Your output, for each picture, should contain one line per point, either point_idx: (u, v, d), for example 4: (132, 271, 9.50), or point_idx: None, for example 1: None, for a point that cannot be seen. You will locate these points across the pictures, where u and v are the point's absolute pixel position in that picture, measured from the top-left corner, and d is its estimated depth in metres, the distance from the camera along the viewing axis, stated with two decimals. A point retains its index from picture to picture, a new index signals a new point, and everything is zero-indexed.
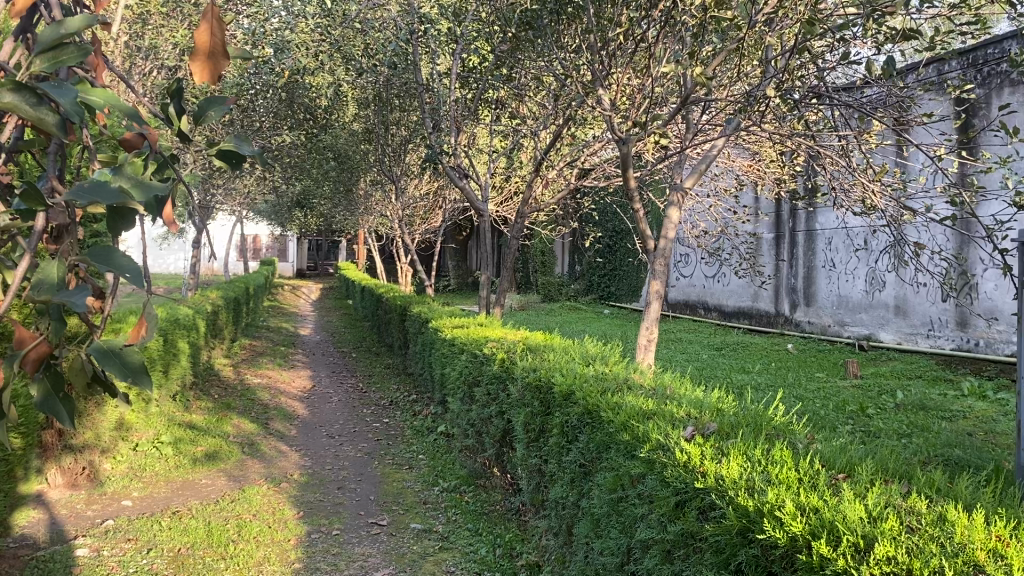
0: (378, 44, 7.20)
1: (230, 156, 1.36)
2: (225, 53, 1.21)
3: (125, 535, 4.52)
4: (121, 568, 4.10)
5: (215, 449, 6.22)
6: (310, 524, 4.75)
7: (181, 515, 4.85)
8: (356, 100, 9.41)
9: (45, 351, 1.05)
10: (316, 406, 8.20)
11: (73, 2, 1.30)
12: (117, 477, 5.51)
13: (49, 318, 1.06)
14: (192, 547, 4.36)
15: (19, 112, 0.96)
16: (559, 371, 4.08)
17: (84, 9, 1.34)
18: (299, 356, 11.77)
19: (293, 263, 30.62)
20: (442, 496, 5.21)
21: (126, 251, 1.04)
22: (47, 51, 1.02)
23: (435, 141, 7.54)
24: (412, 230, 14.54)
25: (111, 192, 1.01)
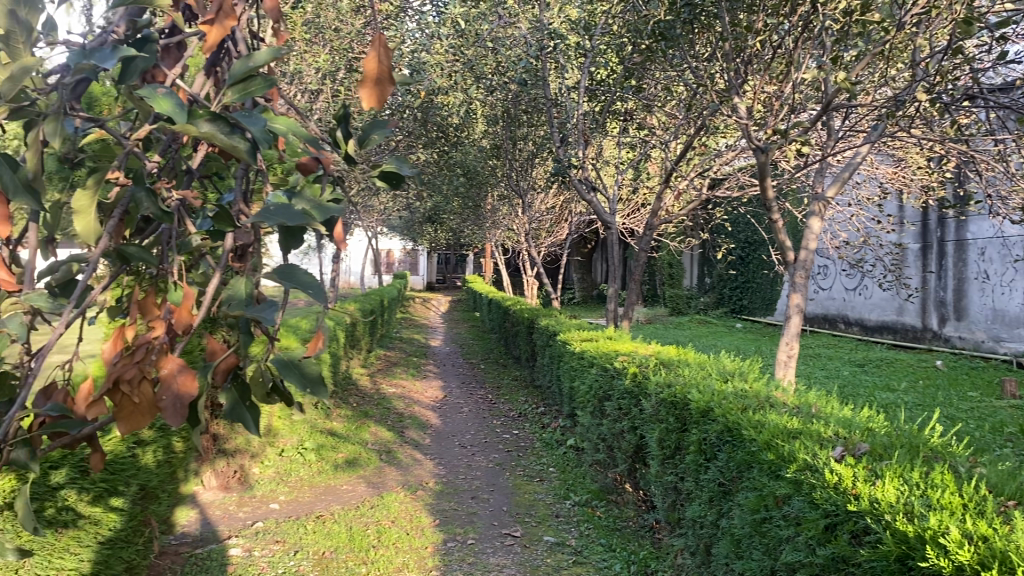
0: (509, 61, 7.31)
1: (392, 177, 1.40)
2: (391, 78, 1.25)
3: (274, 537, 4.75)
4: (270, 568, 4.31)
5: (354, 456, 6.46)
6: (446, 532, 4.84)
7: (325, 519, 5.05)
8: (486, 117, 9.58)
9: (233, 362, 1.12)
10: (448, 417, 8.38)
11: (254, 34, 1.38)
12: (265, 480, 5.81)
13: (239, 331, 1.14)
14: (336, 551, 4.53)
15: (216, 141, 1.04)
16: (695, 387, 4.00)
17: (262, 40, 1.41)
18: (431, 366, 12.06)
19: (423, 277, 31.38)
20: (575, 510, 5.20)
21: (308, 269, 1.09)
22: (237, 83, 1.09)
23: (564, 155, 7.58)
24: (539, 243, 14.64)
25: (294, 214, 1.07)
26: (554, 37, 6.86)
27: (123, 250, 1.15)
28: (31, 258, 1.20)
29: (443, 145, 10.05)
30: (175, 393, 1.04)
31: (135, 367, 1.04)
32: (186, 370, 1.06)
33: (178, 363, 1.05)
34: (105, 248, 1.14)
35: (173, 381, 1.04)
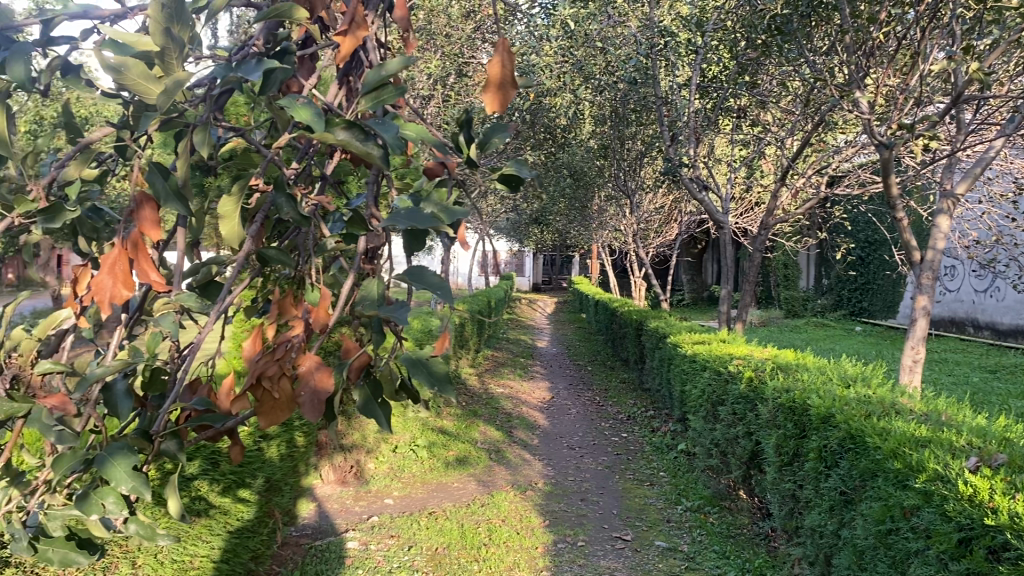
0: (619, 60, 7.28)
1: (512, 181, 1.41)
2: (514, 83, 1.26)
3: (389, 532, 4.87)
4: (386, 562, 4.43)
5: (465, 454, 6.55)
6: (556, 533, 4.86)
7: (437, 515, 5.15)
8: (594, 116, 9.56)
9: (366, 360, 1.17)
10: (557, 418, 8.39)
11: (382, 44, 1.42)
12: (379, 476, 5.97)
13: (372, 331, 1.18)
14: (448, 547, 4.62)
15: (351, 148, 1.08)
16: (815, 393, 3.86)
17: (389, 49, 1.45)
18: (538, 367, 12.12)
19: (531, 278, 31.49)
20: (687, 515, 5.12)
21: (436, 270, 1.12)
22: (370, 92, 1.13)
23: (674, 154, 7.47)
24: (648, 243, 14.48)
25: (424, 218, 1.10)
26: (664, 34, 6.77)
27: (263, 252, 1.21)
28: (179, 261, 1.28)
29: (551, 146, 10.08)
30: (314, 388, 1.08)
31: (276, 363, 1.10)
32: (323, 366, 1.11)
33: (315, 359, 1.10)
34: (248, 252, 1.21)
35: (311, 376, 1.09)
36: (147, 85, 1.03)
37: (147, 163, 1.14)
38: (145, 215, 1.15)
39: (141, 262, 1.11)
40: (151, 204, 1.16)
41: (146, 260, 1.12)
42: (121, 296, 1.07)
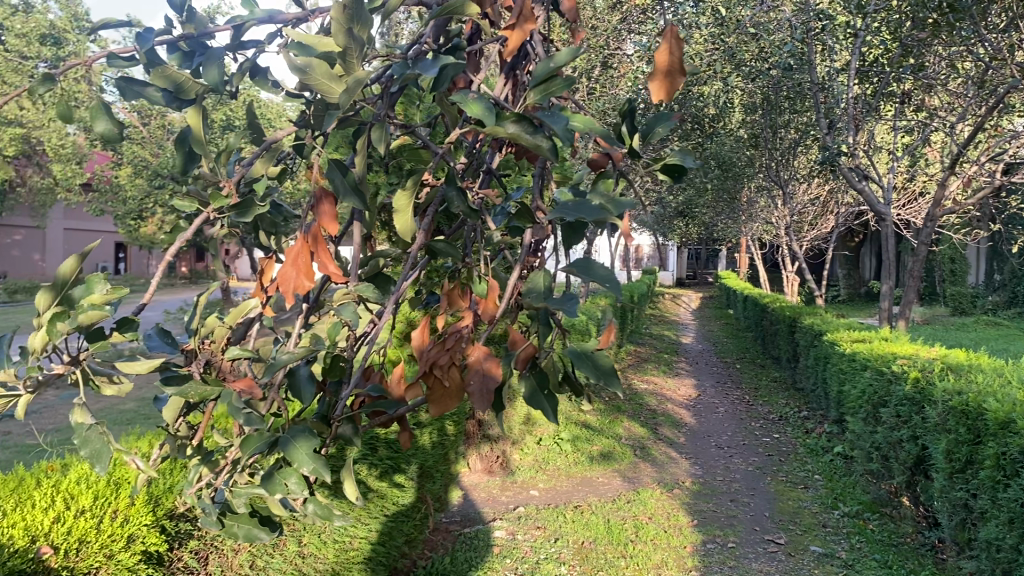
0: (773, 47, 7.04)
1: (675, 171, 1.36)
2: (682, 71, 1.22)
3: (536, 523, 4.93)
4: (533, 553, 4.49)
5: (610, 449, 6.53)
6: (705, 533, 4.75)
7: (582, 509, 5.16)
8: (744, 105, 9.29)
9: (532, 352, 1.16)
10: (703, 416, 8.21)
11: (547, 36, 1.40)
12: (525, 468, 6.03)
13: (539, 323, 1.18)
14: (594, 542, 4.62)
15: (521, 141, 1.07)
16: (993, 396, 3.60)
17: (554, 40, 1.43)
18: (683, 364, 11.91)
19: (675, 272, 30.97)
20: (844, 521, 4.90)
21: (604, 263, 1.10)
22: (539, 84, 1.13)
23: (831, 142, 7.14)
24: (800, 236, 13.91)
25: (593, 209, 1.09)
26: (821, 18, 6.50)
27: (432, 245, 1.25)
28: (353, 253, 1.33)
29: (698, 137, 9.85)
30: (483, 377, 1.09)
31: (447, 353, 1.12)
32: (491, 356, 1.12)
33: (484, 350, 1.11)
34: (418, 244, 1.24)
35: (481, 366, 1.10)
36: (329, 84, 1.08)
37: (326, 161, 1.19)
38: (324, 210, 1.20)
39: (321, 254, 1.15)
40: (330, 199, 1.20)
41: (326, 253, 1.16)
42: (303, 286, 1.12)
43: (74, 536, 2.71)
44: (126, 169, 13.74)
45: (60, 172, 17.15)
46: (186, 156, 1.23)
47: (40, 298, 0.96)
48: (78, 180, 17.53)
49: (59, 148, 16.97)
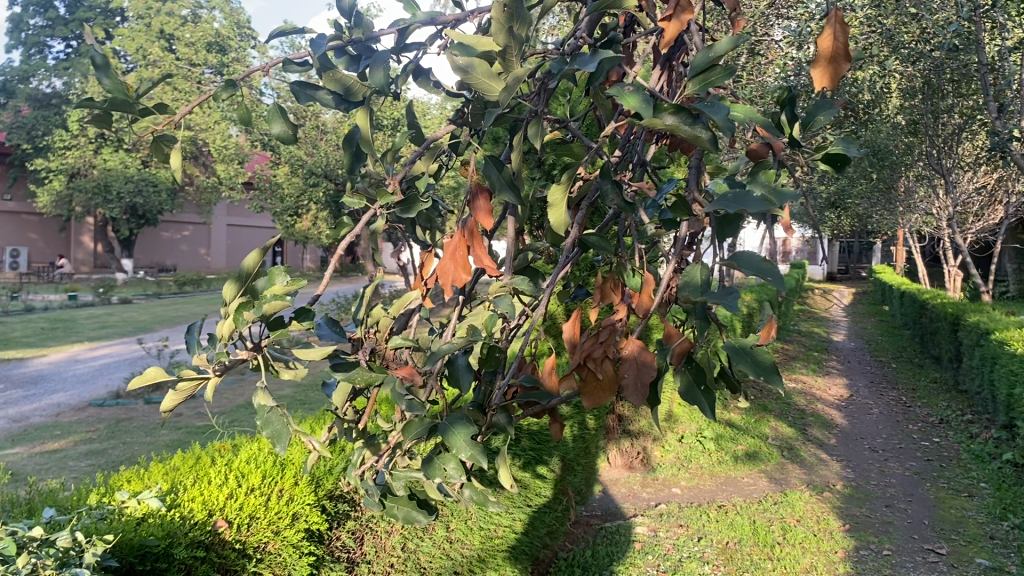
0: (935, 27, 6.62)
1: (837, 160, 1.30)
2: (847, 56, 1.15)
3: (678, 521, 4.86)
4: (676, 551, 4.44)
5: (755, 449, 6.36)
6: (858, 539, 4.55)
7: (727, 509, 5.05)
8: (902, 90, 8.79)
9: (688, 346, 1.14)
10: (856, 417, 7.85)
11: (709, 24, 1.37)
12: (667, 465, 5.96)
13: (695, 316, 1.16)
14: (740, 543, 4.51)
15: (679, 132, 1.06)
16: None
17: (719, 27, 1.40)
18: (833, 363, 11.41)
19: (825, 266, 29.61)
20: (1014, 534, 4.56)
21: (764, 255, 1.06)
22: (698, 74, 1.12)
23: (1002, 126, 6.65)
24: (964, 228, 13.00)
25: (754, 201, 1.06)
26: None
27: (585, 238, 1.26)
28: (507, 248, 1.36)
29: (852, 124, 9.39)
30: (639, 370, 1.10)
31: (600, 346, 1.13)
32: (646, 349, 1.12)
33: (638, 344, 1.11)
34: (572, 237, 1.26)
35: (636, 359, 1.11)
36: (489, 82, 1.11)
37: (484, 157, 1.22)
38: (480, 205, 1.24)
39: (476, 248, 1.19)
40: (485, 194, 1.24)
41: (481, 247, 1.19)
42: (460, 279, 1.15)
43: (245, 512, 2.88)
44: (284, 168, 14.52)
45: (224, 171, 18.27)
46: (352, 155, 1.32)
47: (227, 289, 1.05)
48: (241, 179, 18.69)
49: (223, 149, 18.13)
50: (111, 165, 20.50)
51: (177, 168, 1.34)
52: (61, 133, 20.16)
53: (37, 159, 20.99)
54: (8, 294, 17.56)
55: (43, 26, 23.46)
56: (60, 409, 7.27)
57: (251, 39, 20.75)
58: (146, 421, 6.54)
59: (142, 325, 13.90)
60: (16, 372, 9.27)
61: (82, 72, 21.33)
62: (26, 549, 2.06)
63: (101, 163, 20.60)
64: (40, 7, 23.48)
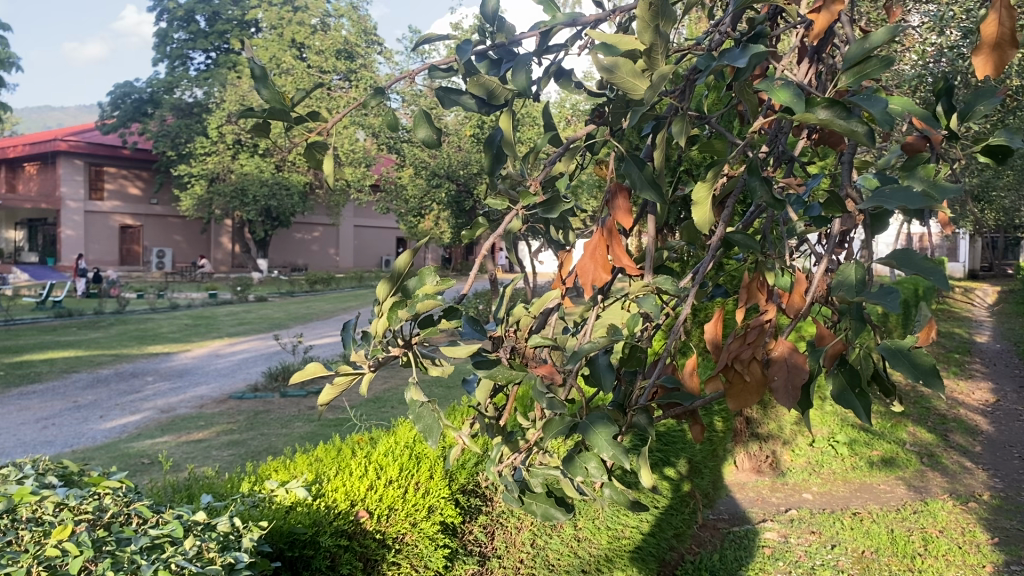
0: None
1: (998, 152, 1.22)
2: (1014, 43, 1.07)
3: (810, 527, 4.70)
4: (808, 558, 4.30)
5: (892, 455, 6.07)
6: (1008, 554, 4.27)
7: (862, 516, 4.85)
8: None
9: (841, 348, 1.11)
10: (1004, 424, 7.37)
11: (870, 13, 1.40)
12: (797, 469, 5.76)
13: (851, 318, 1.11)
14: (877, 552, 4.33)
15: (833, 127, 1.02)
16: None
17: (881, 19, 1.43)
18: (978, 365, 10.73)
19: (966, 263, 27.88)
20: None
21: (926, 253, 1.02)
22: (852, 67, 1.08)
23: None
24: None
25: (915, 197, 1.01)
26: None
27: (730, 237, 1.24)
28: (648, 247, 1.35)
29: None
30: (790, 372, 1.08)
31: (747, 347, 1.11)
32: (797, 351, 1.10)
33: (789, 346, 1.09)
34: (717, 236, 1.24)
35: (787, 361, 1.09)
36: (635, 81, 1.11)
37: (626, 157, 1.22)
38: (619, 204, 1.24)
39: (616, 247, 1.19)
40: (625, 192, 1.24)
41: (620, 246, 1.19)
42: (600, 280, 1.16)
43: (385, 503, 2.98)
44: (409, 169, 14.85)
45: (351, 174, 18.88)
46: (493, 157, 1.35)
47: (381, 289, 1.11)
48: (368, 181, 19.25)
49: (351, 153, 18.74)
50: (247, 169, 21.48)
51: (330, 173, 1.41)
52: (202, 140, 21.32)
53: (181, 165, 22.33)
54: (155, 292, 18.73)
55: (186, 39, 24.85)
56: (203, 401, 7.70)
57: (378, 44, 21.30)
58: (282, 413, 6.85)
59: (277, 321, 14.53)
60: (164, 366, 9.87)
61: (222, 82, 22.43)
62: (193, 532, 2.20)
63: (238, 168, 21.61)
64: (183, 21, 24.84)
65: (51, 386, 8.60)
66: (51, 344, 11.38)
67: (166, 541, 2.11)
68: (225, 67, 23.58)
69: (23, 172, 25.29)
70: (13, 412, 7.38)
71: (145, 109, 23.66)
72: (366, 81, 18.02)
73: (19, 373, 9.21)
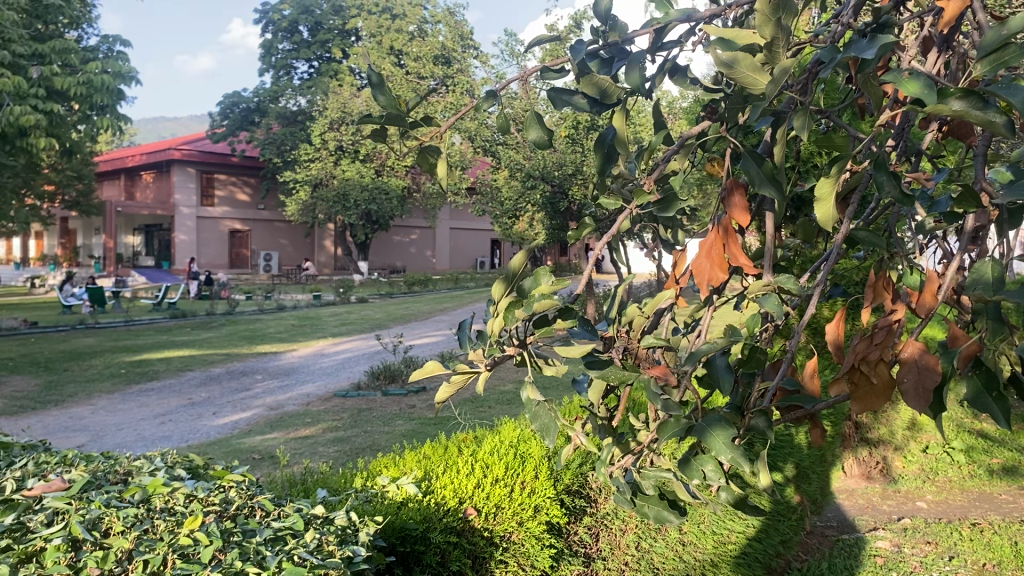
0: None
1: None
2: None
3: (925, 537, 4.50)
4: (923, 569, 4.12)
5: (1016, 462, 5.70)
6: None
7: (982, 527, 4.61)
8: None
9: (976, 349, 1.06)
10: None
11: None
12: (910, 476, 5.51)
13: (987, 317, 1.06)
14: (999, 565, 4.11)
15: (968, 118, 0.97)
16: None
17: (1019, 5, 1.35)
18: None
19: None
20: None
21: None
22: (989, 55, 1.02)
23: None
24: None
25: None
26: None
27: (853, 235, 1.21)
28: (766, 248, 1.32)
29: None
30: (921, 374, 1.04)
31: (875, 348, 1.08)
32: (928, 351, 1.06)
33: (919, 346, 1.05)
34: (842, 233, 1.21)
35: (917, 362, 1.05)
36: (756, 76, 1.09)
37: (742, 155, 1.19)
38: (736, 200, 1.21)
39: (733, 246, 1.17)
40: (742, 189, 1.22)
41: (737, 244, 1.17)
42: (717, 278, 1.14)
43: (492, 501, 3.04)
44: (505, 172, 14.95)
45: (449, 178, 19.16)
46: (604, 157, 1.33)
47: (496, 289, 1.13)
48: (465, 185, 19.50)
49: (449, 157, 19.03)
50: (349, 175, 22.06)
51: (444, 178, 1.44)
52: (307, 147, 22.02)
53: (287, 172, 23.13)
54: (263, 295, 19.48)
55: (290, 49, 25.66)
56: (310, 398, 7.96)
57: (474, 49, 21.53)
58: (384, 411, 7.01)
59: (377, 322, 14.88)
60: (271, 365, 10.23)
61: (324, 90, 23.11)
62: (313, 525, 2.27)
63: (340, 174, 22.22)
64: (287, 32, 25.73)
65: (168, 383, 9.04)
66: (167, 343, 11.97)
67: (288, 534, 2.19)
68: (327, 75, 24.26)
69: (140, 181, 26.68)
70: (134, 407, 7.78)
71: (252, 118, 24.50)
72: (463, 85, 18.25)
73: (139, 371, 9.71)
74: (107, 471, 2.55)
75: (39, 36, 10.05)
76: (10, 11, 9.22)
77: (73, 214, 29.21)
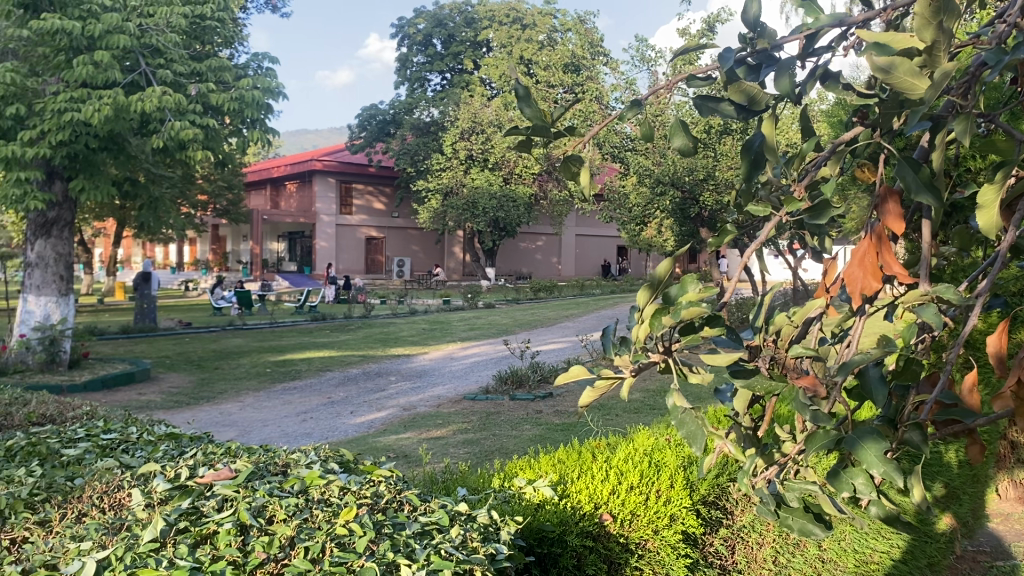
0: None
1: None
2: None
3: None
4: None
5: None
6: None
7: None
8: None
9: None
10: None
11: None
12: None
13: None
14: None
15: None
16: None
17: None
18: None
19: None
20: None
21: None
22: None
23: None
24: None
25: None
26: None
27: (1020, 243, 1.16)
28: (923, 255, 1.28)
29: None
30: None
31: None
32: None
33: None
34: (1006, 241, 1.16)
35: None
36: (914, 80, 1.06)
37: (896, 161, 1.16)
38: (890, 208, 1.18)
39: (886, 253, 1.14)
40: (897, 197, 1.18)
41: (892, 252, 1.14)
42: (870, 287, 1.11)
43: (627, 507, 3.04)
44: (632, 179, 14.87)
45: None
46: (751, 163, 1.33)
47: (641, 295, 1.14)
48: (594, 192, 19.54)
49: None
50: (478, 183, 22.49)
51: (587, 187, 1.47)
52: (439, 156, 22.59)
53: (420, 180, 23.80)
54: (397, 299, 20.16)
55: (424, 62, 26.36)
56: (442, 400, 8.17)
57: (603, 56, 21.58)
58: (512, 415, 7.12)
59: (505, 327, 15.12)
60: (405, 366, 10.59)
61: (455, 100, 23.64)
62: (457, 522, 2.34)
63: (470, 182, 22.65)
64: (422, 46, 26.45)
65: (309, 382, 9.51)
66: (309, 344, 12.60)
67: (435, 529, 2.28)
68: (459, 86, 24.85)
69: (284, 190, 28.15)
70: (278, 405, 8.21)
71: (388, 129, 25.24)
72: (592, 93, 18.31)
73: (283, 370, 10.24)
74: (267, 462, 2.71)
75: (196, 56, 10.70)
76: (172, 33, 9.87)
77: (223, 222, 31.08)
